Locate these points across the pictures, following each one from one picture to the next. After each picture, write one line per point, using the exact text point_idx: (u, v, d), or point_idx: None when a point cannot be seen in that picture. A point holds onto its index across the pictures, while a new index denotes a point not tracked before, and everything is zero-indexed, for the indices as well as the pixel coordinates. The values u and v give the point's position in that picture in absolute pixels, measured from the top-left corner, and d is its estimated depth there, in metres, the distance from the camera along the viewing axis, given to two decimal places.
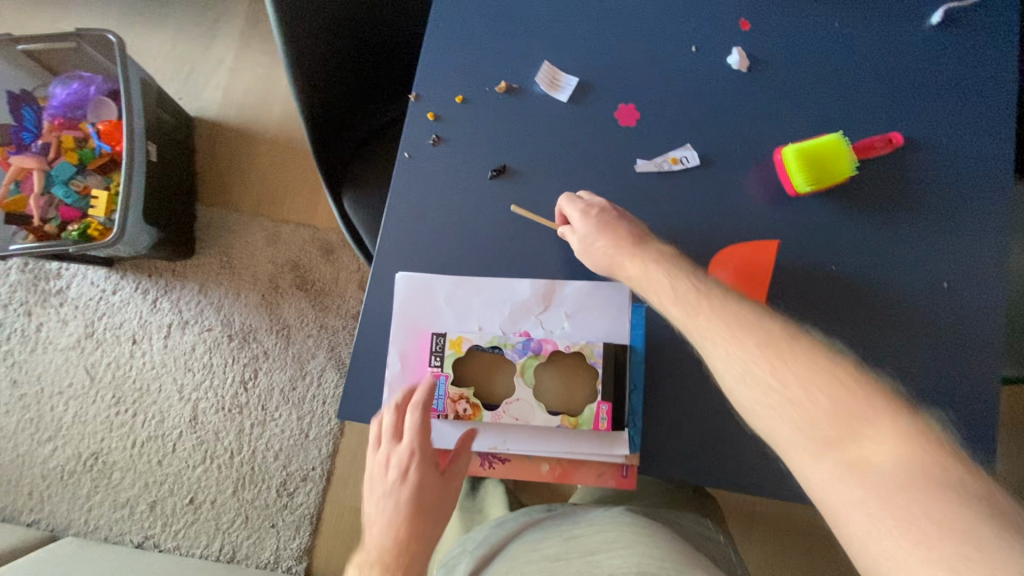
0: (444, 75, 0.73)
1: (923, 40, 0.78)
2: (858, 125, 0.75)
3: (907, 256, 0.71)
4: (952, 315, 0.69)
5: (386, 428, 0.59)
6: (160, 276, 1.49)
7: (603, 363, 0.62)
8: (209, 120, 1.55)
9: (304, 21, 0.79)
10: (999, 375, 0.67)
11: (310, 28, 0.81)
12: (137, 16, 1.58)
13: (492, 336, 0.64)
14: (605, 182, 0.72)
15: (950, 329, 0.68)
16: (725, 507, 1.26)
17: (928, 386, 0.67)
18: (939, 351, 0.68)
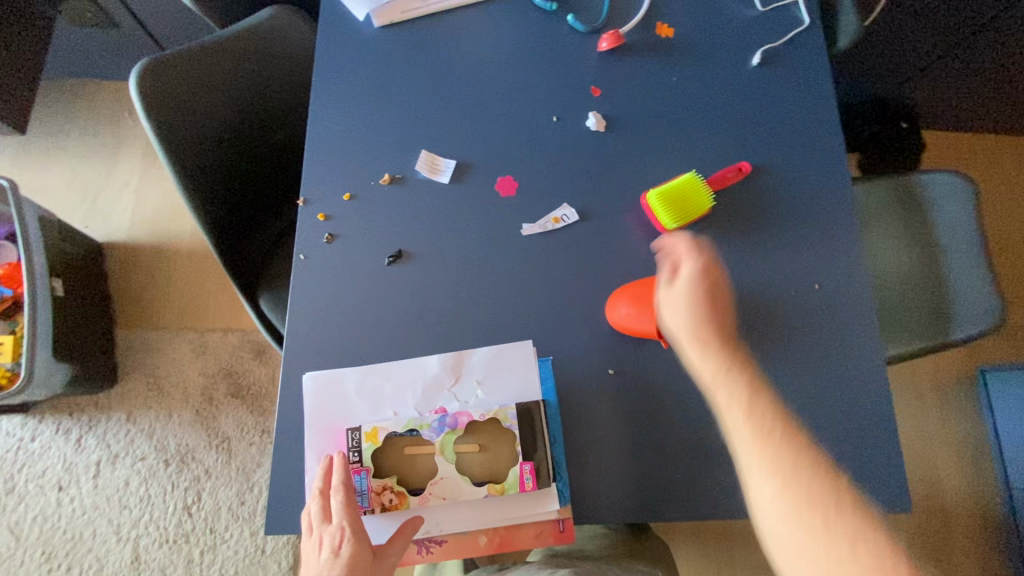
0: (330, 176, 0.77)
1: (750, 79, 0.90)
2: (711, 161, 0.85)
3: (775, 268, 0.79)
4: (822, 314, 0.77)
5: (314, 516, 0.60)
6: (83, 412, 1.41)
7: (519, 423, 0.66)
8: (120, 243, 1.53)
9: (187, 147, 0.82)
10: (874, 359, 0.75)
11: (196, 153, 0.84)
12: (33, 153, 1.57)
13: (407, 420, 0.66)
14: (496, 248, 0.76)
15: (823, 327, 0.76)
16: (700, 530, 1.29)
17: (816, 382, 0.74)
18: (819, 348, 0.75)
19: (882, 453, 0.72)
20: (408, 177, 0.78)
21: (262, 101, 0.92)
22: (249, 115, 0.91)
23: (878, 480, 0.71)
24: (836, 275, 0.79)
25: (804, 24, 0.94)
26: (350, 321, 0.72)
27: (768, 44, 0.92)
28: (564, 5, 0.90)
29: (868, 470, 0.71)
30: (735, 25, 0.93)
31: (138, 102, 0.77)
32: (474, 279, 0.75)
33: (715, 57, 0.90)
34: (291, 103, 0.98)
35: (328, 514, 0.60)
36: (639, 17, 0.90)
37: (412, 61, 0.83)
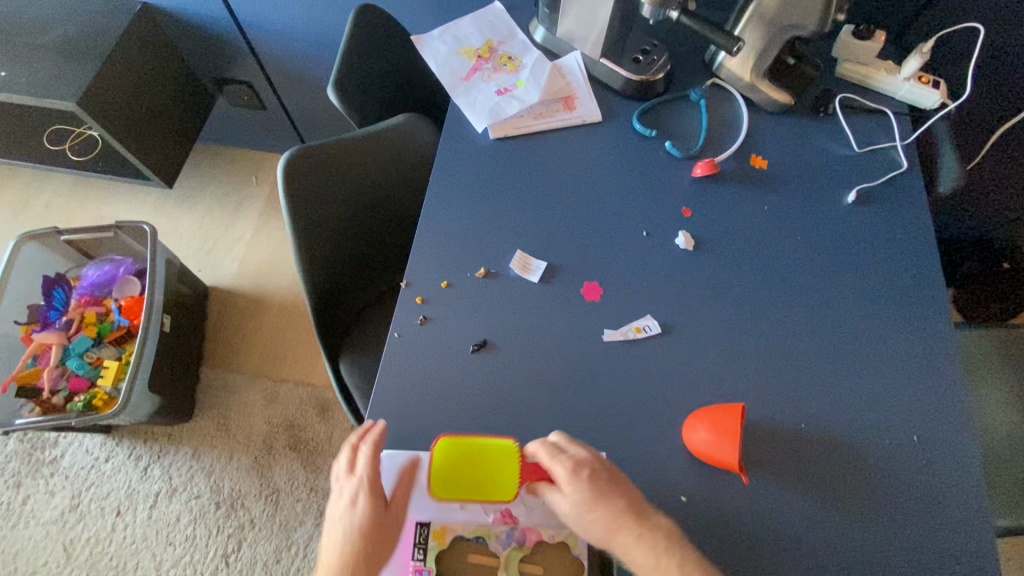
0: (432, 264, 0.83)
1: (843, 216, 0.92)
2: (799, 291, 0.85)
3: (861, 412, 0.77)
4: (911, 468, 0.73)
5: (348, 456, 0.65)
6: (155, 442, 1.49)
7: (587, 554, 0.66)
8: (224, 288, 1.68)
9: (315, 219, 0.96)
10: (965, 524, 0.71)
11: (320, 224, 0.97)
12: (169, 202, 1.79)
13: (476, 526, 0.68)
14: (578, 351, 0.79)
15: (910, 481, 0.73)
16: None
17: (898, 541, 0.70)
18: (904, 503, 0.72)
19: None
20: (504, 272, 0.84)
21: (388, 188, 1.03)
22: (373, 199, 1.03)
23: None
24: (927, 427, 0.76)
25: (901, 168, 0.95)
26: (431, 404, 0.75)
27: (863, 183, 0.94)
28: (664, 131, 0.97)
29: None
30: (830, 162, 0.96)
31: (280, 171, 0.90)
32: (553, 379, 0.77)
33: (808, 191, 0.93)
34: (412, 192, 1.07)
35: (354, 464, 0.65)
36: (735, 148, 0.95)
37: (520, 169, 0.91)
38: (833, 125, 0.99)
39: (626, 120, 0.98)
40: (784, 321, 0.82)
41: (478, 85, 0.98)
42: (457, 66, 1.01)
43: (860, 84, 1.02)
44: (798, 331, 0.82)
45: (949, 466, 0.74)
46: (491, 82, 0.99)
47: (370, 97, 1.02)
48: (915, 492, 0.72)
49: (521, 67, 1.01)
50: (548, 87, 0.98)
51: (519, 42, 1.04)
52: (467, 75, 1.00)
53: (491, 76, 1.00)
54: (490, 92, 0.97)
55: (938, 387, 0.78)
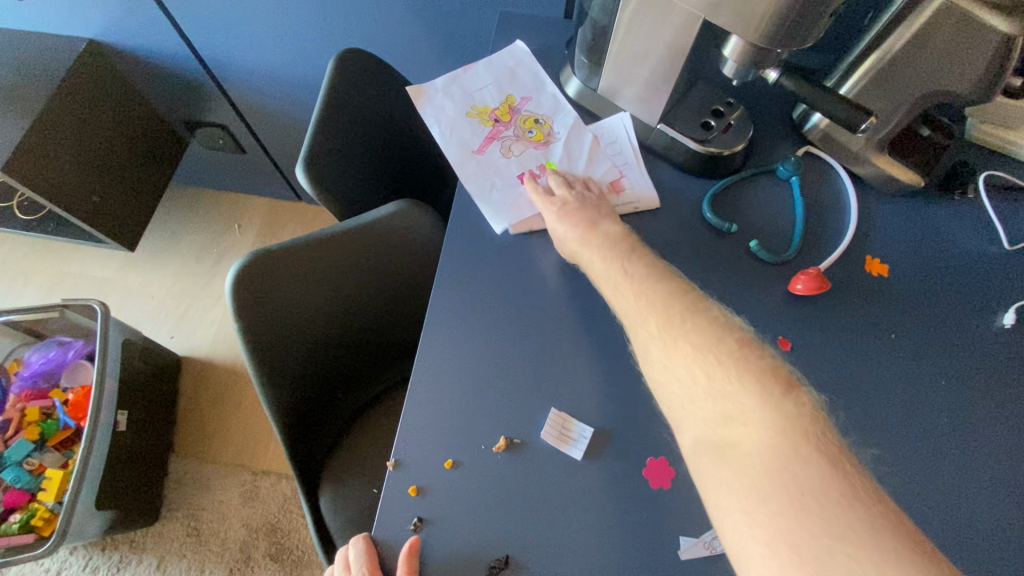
0: (432, 434, 0.59)
1: (1000, 346, 0.66)
2: (947, 467, 0.61)
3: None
4: None
5: (344, 561, 0.55)
6: (115, 550, 1.27)
7: None
8: (199, 358, 1.46)
9: (283, 338, 0.73)
10: None
11: (290, 342, 0.74)
12: (140, 255, 1.57)
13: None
14: (640, 570, 0.55)
15: None
16: None
17: None
18: None
19: None
20: (532, 444, 0.59)
21: (383, 288, 0.79)
22: (363, 302, 0.79)
23: None
24: None
25: None
26: None
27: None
28: (745, 223, 0.72)
29: None
30: (974, 265, 0.71)
31: (230, 277, 0.67)
32: None
33: (950, 309, 0.68)
34: (418, 289, 0.83)
35: (349, 565, 0.55)
36: (843, 248, 0.70)
37: (553, 283, 0.67)
38: (971, 212, 0.73)
39: (692, 206, 0.73)
40: (929, 519, 0.58)
41: (493, 161, 0.75)
42: (466, 132, 0.77)
43: (1003, 151, 0.76)
44: (950, 533, 0.58)
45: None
46: (511, 155, 0.75)
47: (354, 173, 0.78)
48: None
49: (550, 134, 0.77)
50: (584, 162, 0.75)
51: (548, 98, 0.80)
52: (480, 145, 0.76)
53: (511, 148, 0.76)
54: (508, 171, 0.74)
55: None
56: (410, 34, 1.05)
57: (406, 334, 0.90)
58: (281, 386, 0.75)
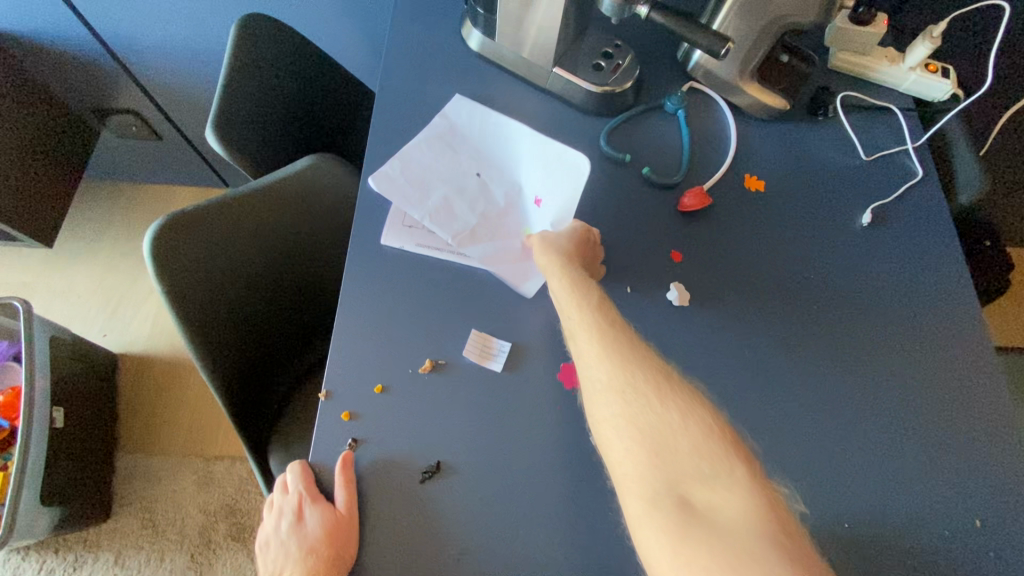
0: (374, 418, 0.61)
1: (858, 244, 0.76)
2: (815, 347, 0.71)
3: (905, 502, 0.64)
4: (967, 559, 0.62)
5: (282, 483, 0.59)
6: (69, 551, 1.25)
7: None
8: (137, 352, 1.43)
9: (197, 278, 0.72)
10: None
11: (204, 290, 0.73)
12: (62, 255, 1.51)
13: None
14: (560, 459, 0.62)
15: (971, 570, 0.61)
16: None
17: None
18: None
19: None
20: (455, 364, 0.65)
21: (297, 247, 0.82)
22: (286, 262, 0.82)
23: None
24: (983, 500, 0.64)
25: (917, 177, 0.81)
26: (373, 566, 0.56)
27: (877, 201, 0.79)
28: (639, 155, 0.79)
29: None
30: (835, 176, 0.80)
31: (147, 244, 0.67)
32: (533, 506, 0.60)
33: (816, 215, 0.77)
34: (329, 254, 0.87)
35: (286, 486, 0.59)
36: (724, 169, 0.78)
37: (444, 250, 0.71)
38: (835, 130, 0.83)
39: (591, 142, 0.79)
40: (803, 388, 0.68)
41: (425, 205, 0.72)
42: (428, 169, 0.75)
43: (859, 76, 0.86)
44: (819, 401, 0.68)
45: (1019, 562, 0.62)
46: (446, 208, 0.72)
47: (266, 136, 0.80)
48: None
49: (493, 223, 0.73)
50: (497, 252, 0.71)
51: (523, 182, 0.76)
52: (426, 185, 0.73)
53: (456, 205, 0.73)
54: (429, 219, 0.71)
55: (983, 449, 0.66)
56: (317, 1, 1.06)
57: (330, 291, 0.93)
58: (214, 351, 0.76)
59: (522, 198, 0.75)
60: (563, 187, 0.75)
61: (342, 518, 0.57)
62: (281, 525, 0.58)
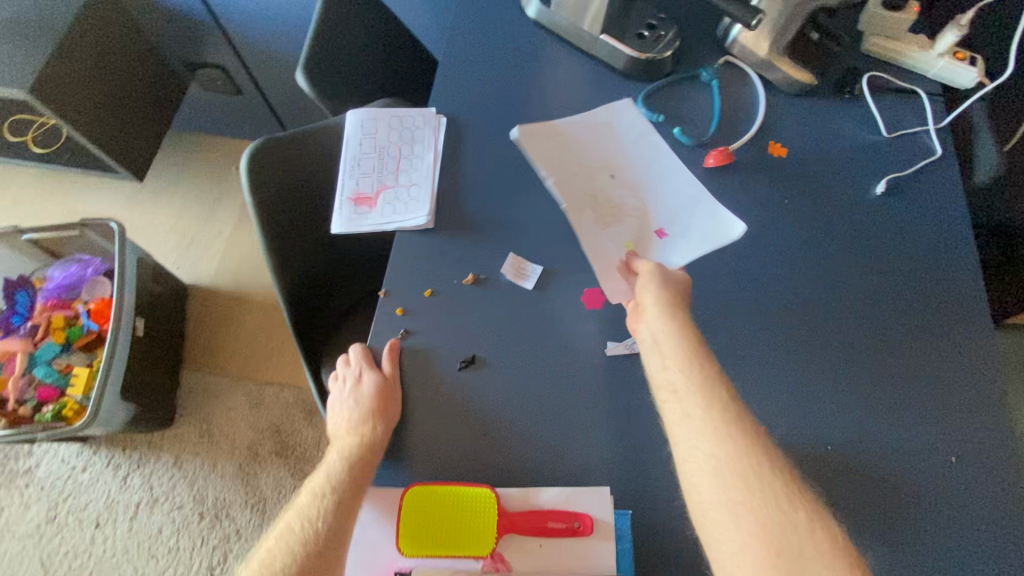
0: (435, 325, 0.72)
1: (871, 209, 0.82)
2: (821, 296, 0.77)
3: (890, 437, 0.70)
4: (945, 492, 0.67)
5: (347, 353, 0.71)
6: (135, 450, 1.42)
7: None
8: (204, 285, 1.59)
9: (286, 189, 0.85)
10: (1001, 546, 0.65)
11: (289, 201, 0.86)
12: (145, 194, 1.69)
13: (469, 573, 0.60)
14: (578, 365, 0.71)
15: (945, 501, 0.67)
16: None
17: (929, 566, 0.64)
18: (942, 528, 0.65)
19: None
20: (494, 279, 0.75)
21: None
22: None
23: None
24: (970, 444, 0.69)
25: (937, 154, 0.86)
26: (415, 431, 0.67)
27: (894, 173, 0.85)
28: (673, 117, 0.87)
29: None
30: (856, 148, 0.86)
31: (245, 163, 0.80)
32: (552, 401, 0.69)
33: (833, 182, 0.84)
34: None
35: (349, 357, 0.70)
36: (749, 135, 0.85)
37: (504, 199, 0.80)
38: (860, 108, 0.89)
39: (630, 104, 0.88)
40: (804, 330, 0.75)
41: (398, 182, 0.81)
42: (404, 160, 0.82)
43: (889, 60, 0.92)
44: (818, 343, 0.74)
45: (990, 495, 0.67)
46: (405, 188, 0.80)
47: (345, 86, 0.92)
48: (956, 530, 0.66)
49: (611, 226, 0.78)
50: (604, 253, 0.76)
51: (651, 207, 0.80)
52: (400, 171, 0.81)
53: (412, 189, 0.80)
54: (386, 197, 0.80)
55: (973, 399, 0.72)
56: None
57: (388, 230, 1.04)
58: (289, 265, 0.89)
59: (647, 221, 0.79)
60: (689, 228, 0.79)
61: (393, 389, 0.68)
62: (342, 386, 0.69)
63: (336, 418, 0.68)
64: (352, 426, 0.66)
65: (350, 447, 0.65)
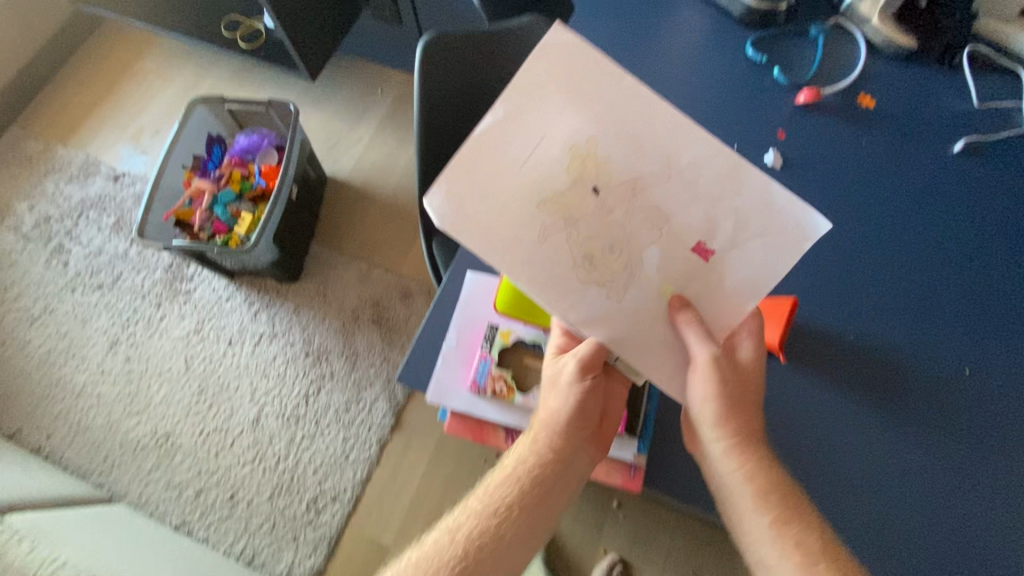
0: (636, 321, 0.63)
1: (945, 164, 0.91)
2: (875, 225, 0.88)
3: (910, 341, 0.81)
4: (950, 396, 0.78)
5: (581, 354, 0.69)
6: (266, 294, 1.75)
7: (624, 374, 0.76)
8: (340, 177, 1.90)
9: (442, 94, 1.07)
10: (988, 448, 0.75)
11: (443, 105, 1.08)
12: (308, 98, 2.02)
13: (534, 335, 0.78)
14: None
15: (942, 401, 0.78)
16: (714, 547, 1.39)
17: (912, 446, 0.76)
18: (931, 419, 0.77)
19: (952, 535, 0.72)
20: None
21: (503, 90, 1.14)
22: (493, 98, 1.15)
23: (941, 558, 0.71)
24: (991, 366, 0.79)
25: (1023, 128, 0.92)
26: None
27: (974, 135, 0.92)
28: (775, 61, 1.00)
29: (934, 542, 0.72)
30: (945, 112, 0.94)
31: (420, 55, 1.02)
32: None
33: (913, 133, 0.93)
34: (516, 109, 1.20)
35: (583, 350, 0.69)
36: (842, 85, 0.96)
37: None
38: (956, 80, 0.97)
39: (738, 46, 1.01)
40: (853, 247, 0.87)
41: (522, 257, 0.59)
42: (527, 158, 0.59)
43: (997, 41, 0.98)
44: (860, 261, 0.86)
45: (992, 407, 0.77)
46: (577, 299, 0.61)
47: None
48: (946, 421, 0.77)
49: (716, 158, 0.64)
50: None
51: (691, 213, 0.60)
52: (520, 210, 0.59)
53: (557, 248, 0.60)
54: (581, 70, 0.57)
55: (994, 335, 0.81)
56: None
57: None
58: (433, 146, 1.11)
59: None
60: (744, 244, 0.60)
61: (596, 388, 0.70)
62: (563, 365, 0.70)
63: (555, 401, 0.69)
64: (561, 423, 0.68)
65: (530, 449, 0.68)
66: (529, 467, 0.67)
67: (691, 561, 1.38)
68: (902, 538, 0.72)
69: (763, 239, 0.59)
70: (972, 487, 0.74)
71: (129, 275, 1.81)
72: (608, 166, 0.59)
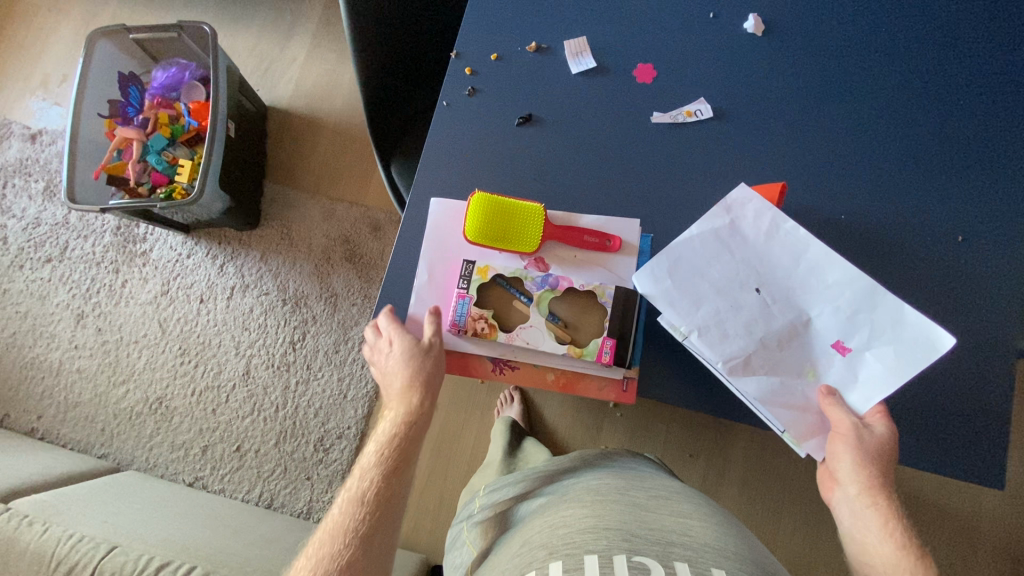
0: (783, 383, 0.67)
1: (945, 8, 0.81)
2: (868, 90, 0.80)
3: (904, 213, 0.77)
4: (945, 266, 0.76)
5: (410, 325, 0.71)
6: (228, 244, 1.65)
7: (613, 303, 0.72)
8: (282, 106, 1.72)
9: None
10: (981, 310, 0.74)
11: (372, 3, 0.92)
12: (226, 16, 1.78)
13: (515, 268, 0.73)
14: (625, 133, 0.80)
15: (936, 271, 0.76)
16: (710, 431, 1.45)
17: None
18: (924, 292, 0.75)
19: (948, 401, 0.73)
20: (554, 52, 0.83)
21: None
22: None
23: (939, 426, 0.72)
24: (988, 230, 0.76)
25: None
26: (474, 175, 0.80)
27: None
28: None
29: (932, 411, 0.73)
30: None
31: None
32: (596, 160, 0.79)
33: None
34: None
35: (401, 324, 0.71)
36: None
37: None
38: None
39: None
40: (844, 118, 0.79)
41: (694, 317, 0.68)
42: (707, 264, 0.70)
43: None
44: (852, 133, 0.79)
45: (985, 269, 0.75)
46: (744, 357, 0.67)
47: None
48: (941, 293, 0.75)
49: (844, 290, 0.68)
50: (630, 59, 0.82)
51: (827, 319, 0.68)
52: (698, 293, 0.69)
53: (727, 324, 0.68)
54: (764, 208, 0.71)
55: (993, 195, 0.77)
56: None
57: (433, 36, 1.12)
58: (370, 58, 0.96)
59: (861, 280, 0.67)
60: (875, 358, 0.66)
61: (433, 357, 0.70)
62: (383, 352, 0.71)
63: (394, 381, 0.70)
64: (398, 397, 0.69)
65: (376, 443, 0.68)
66: (387, 430, 0.69)
67: (688, 445, 1.45)
68: (892, 409, 0.73)
69: (894, 347, 0.65)
70: (966, 353, 0.74)
71: (77, 243, 1.68)
72: (765, 275, 0.70)
